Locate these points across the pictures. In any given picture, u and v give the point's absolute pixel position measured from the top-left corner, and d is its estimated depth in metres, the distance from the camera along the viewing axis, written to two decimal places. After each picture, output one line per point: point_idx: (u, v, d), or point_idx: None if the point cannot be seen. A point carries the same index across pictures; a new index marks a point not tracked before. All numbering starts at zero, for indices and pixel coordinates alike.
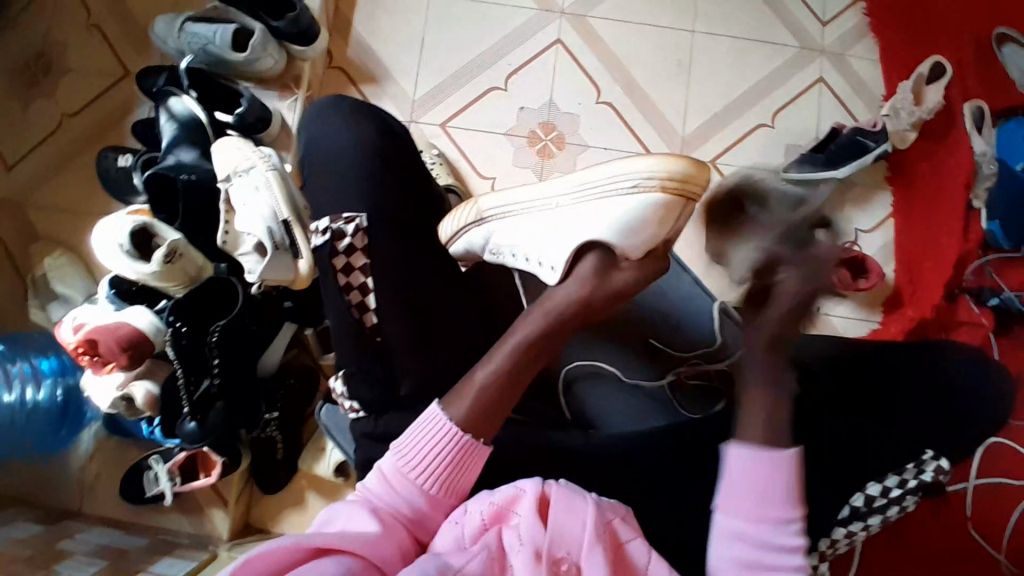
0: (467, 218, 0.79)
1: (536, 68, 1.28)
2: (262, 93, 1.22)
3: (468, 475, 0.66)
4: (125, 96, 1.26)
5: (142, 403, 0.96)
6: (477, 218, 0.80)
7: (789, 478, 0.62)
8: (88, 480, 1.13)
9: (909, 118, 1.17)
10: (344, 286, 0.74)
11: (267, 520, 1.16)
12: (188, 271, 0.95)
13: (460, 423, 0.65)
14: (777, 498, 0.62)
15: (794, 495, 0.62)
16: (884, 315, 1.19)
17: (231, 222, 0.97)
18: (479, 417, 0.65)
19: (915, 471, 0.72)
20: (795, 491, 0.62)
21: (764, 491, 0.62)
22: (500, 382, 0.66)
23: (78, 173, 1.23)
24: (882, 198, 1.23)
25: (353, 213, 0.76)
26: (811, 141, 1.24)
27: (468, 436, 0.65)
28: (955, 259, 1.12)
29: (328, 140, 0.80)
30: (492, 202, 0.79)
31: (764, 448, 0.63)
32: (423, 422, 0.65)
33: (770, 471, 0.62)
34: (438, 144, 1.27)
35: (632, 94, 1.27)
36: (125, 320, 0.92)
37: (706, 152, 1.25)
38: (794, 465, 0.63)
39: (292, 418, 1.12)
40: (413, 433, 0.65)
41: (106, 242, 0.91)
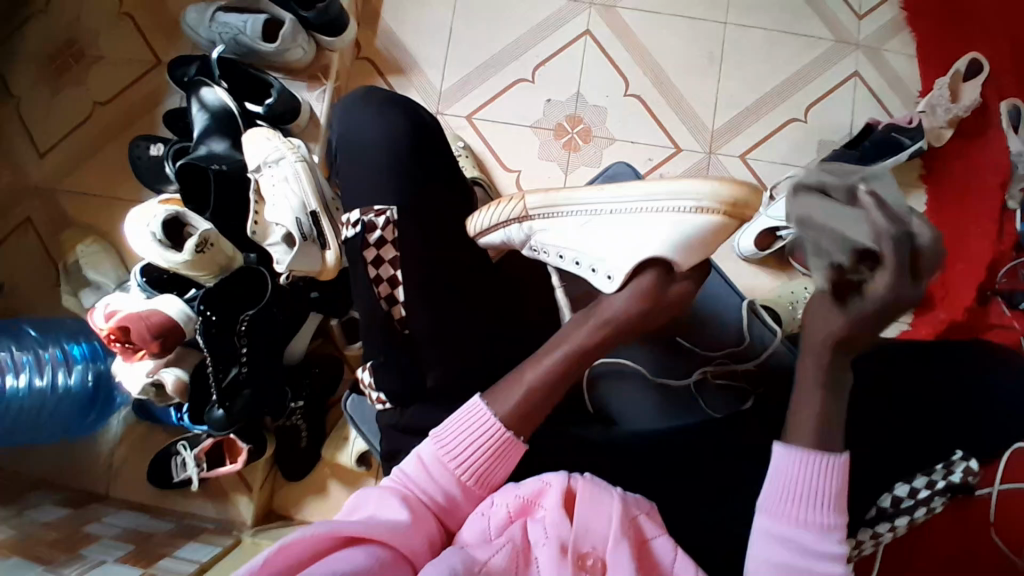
0: (509, 214, 0.77)
1: (563, 60, 1.27)
2: (292, 84, 1.24)
3: (502, 468, 0.66)
4: (156, 85, 1.27)
5: (172, 389, 0.97)
6: (521, 215, 0.77)
7: (835, 485, 0.62)
8: (117, 464, 1.15)
9: (946, 114, 1.15)
10: (373, 278, 0.75)
11: (289, 507, 1.17)
12: (219, 261, 0.96)
13: (500, 418, 0.66)
14: (821, 502, 0.61)
15: (839, 500, 0.61)
16: (914, 317, 1.15)
17: (259, 213, 0.98)
18: (519, 417, 0.66)
19: (944, 472, 0.72)
20: (839, 496, 0.61)
21: (805, 491, 0.62)
22: (550, 383, 0.67)
23: (109, 162, 1.25)
24: (914, 197, 1.20)
25: (385, 205, 0.76)
26: (844, 137, 1.22)
27: (509, 432, 0.66)
28: (986, 260, 1.11)
29: (363, 129, 0.79)
30: (538, 201, 0.77)
31: (808, 451, 0.63)
32: (463, 415, 0.67)
33: (815, 472, 0.62)
34: (463, 136, 1.26)
35: (661, 87, 1.25)
36: (157, 308, 0.93)
37: (734, 147, 1.23)
38: (842, 471, 0.62)
39: (317, 407, 1.14)
40: (453, 424, 0.67)
41: (139, 231, 0.91)
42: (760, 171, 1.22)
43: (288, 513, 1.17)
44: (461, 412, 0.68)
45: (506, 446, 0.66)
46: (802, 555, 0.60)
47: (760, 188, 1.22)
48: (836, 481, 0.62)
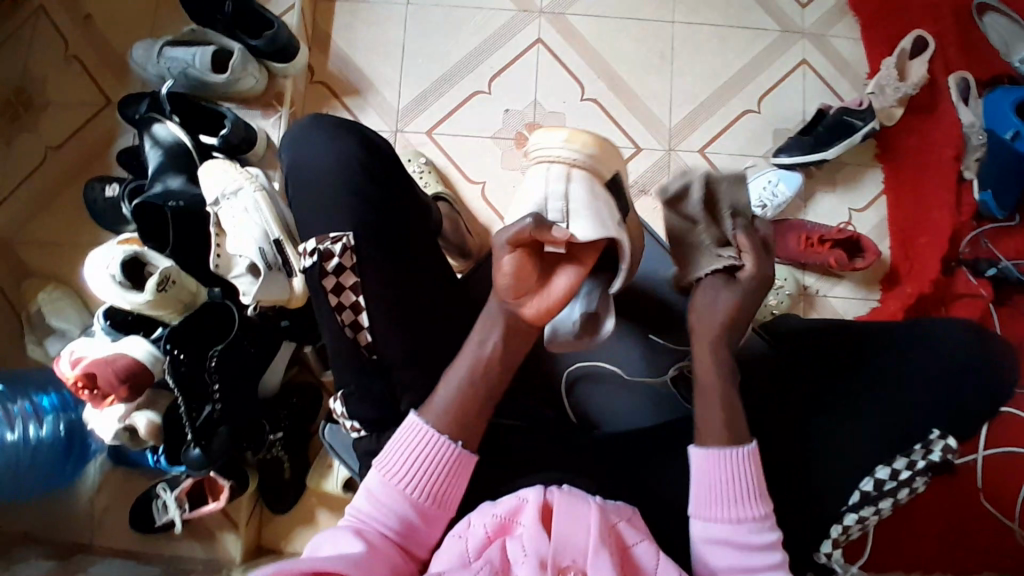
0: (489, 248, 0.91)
1: (518, 69, 1.28)
2: (246, 113, 1.23)
3: (456, 486, 0.68)
4: (109, 125, 1.25)
5: (146, 432, 0.95)
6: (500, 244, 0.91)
7: (750, 474, 0.66)
8: (97, 512, 1.13)
9: (895, 94, 1.16)
10: (335, 307, 0.74)
11: (278, 541, 1.15)
12: (181, 298, 0.94)
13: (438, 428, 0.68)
14: (745, 496, 0.65)
15: (759, 492, 0.66)
16: (884, 293, 1.17)
17: (221, 245, 0.96)
18: (454, 415, 0.68)
19: (923, 452, 0.74)
20: (758, 487, 0.66)
21: (730, 488, 0.66)
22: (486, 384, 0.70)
23: (67, 206, 1.23)
24: (871, 177, 1.22)
25: (340, 232, 0.75)
26: (799, 123, 1.24)
27: (456, 445, 0.68)
28: (949, 230, 1.14)
29: (313, 153, 0.79)
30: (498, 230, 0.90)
31: (722, 446, 0.67)
32: (403, 436, 0.68)
33: (727, 469, 0.66)
34: (425, 152, 1.26)
35: (616, 89, 1.26)
36: (122, 351, 0.92)
37: (693, 142, 1.24)
38: (753, 461, 0.67)
39: (298, 437, 1.12)
40: (395, 449, 0.68)
41: (98, 273, 0.90)
42: (720, 163, 1.23)
43: (277, 547, 1.14)
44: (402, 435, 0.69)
45: (455, 458, 0.68)
46: (741, 549, 0.64)
47: None
48: (750, 472, 0.66)
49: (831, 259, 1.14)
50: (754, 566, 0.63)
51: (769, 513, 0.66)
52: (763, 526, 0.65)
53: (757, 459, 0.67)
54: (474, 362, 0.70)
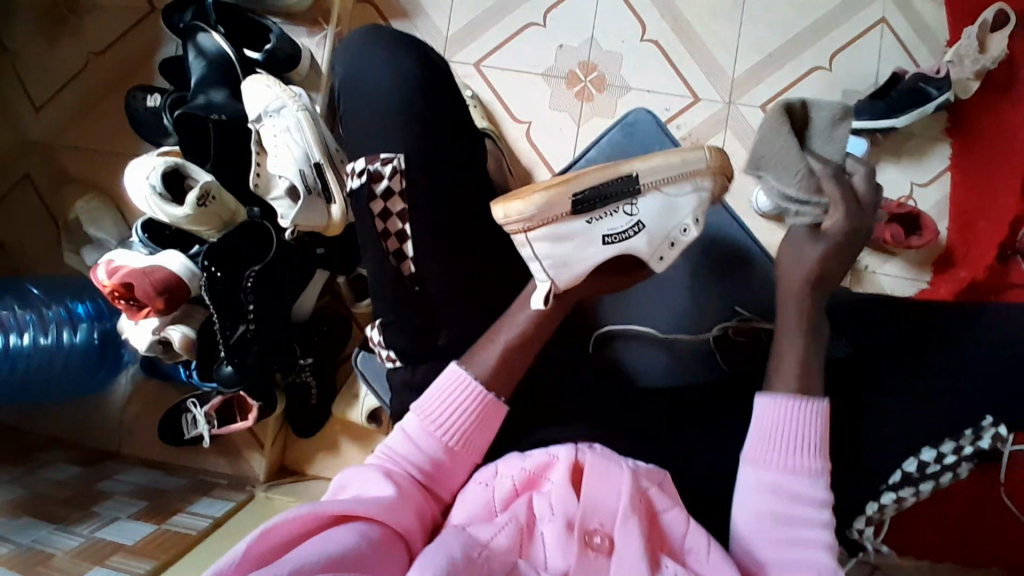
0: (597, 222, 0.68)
1: (576, 3, 1.20)
2: (291, 30, 1.19)
3: (485, 433, 0.67)
4: (149, 31, 1.20)
5: (180, 346, 0.94)
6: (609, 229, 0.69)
7: (817, 427, 0.63)
8: (126, 421, 1.15)
9: (973, 66, 1.09)
10: (381, 233, 0.72)
11: (301, 464, 1.17)
12: (221, 215, 0.93)
13: (480, 381, 0.67)
14: (808, 446, 0.63)
15: (823, 445, 0.63)
16: (934, 276, 1.13)
17: (262, 165, 0.95)
18: (498, 373, 0.68)
19: (973, 438, 0.68)
20: (824, 440, 0.63)
21: (791, 437, 0.63)
22: (522, 346, 0.69)
23: (105, 111, 1.20)
24: (941, 151, 1.16)
25: (392, 153, 0.72)
26: (870, 88, 1.17)
27: (489, 394, 0.67)
28: (1010, 218, 1.07)
29: (368, 72, 0.76)
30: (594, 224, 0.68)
31: (794, 396, 0.64)
32: (442, 384, 0.67)
33: (795, 418, 0.63)
34: (471, 85, 1.21)
35: (680, 34, 1.19)
36: (160, 264, 0.91)
37: (755, 98, 1.18)
38: (824, 416, 0.64)
39: (326, 364, 1.12)
40: (431, 397, 0.67)
41: (138, 182, 0.88)
42: None
43: (301, 469, 1.16)
44: (440, 384, 0.68)
45: (490, 409, 0.67)
46: (788, 505, 0.61)
47: None
48: (819, 426, 0.63)
49: (887, 233, 1.09)
50: (796, 532, 0.60)
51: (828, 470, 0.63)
52: (819, 480, 0.62)
53: (826, 418, 0.64)
54: (524, 330, 0.69)
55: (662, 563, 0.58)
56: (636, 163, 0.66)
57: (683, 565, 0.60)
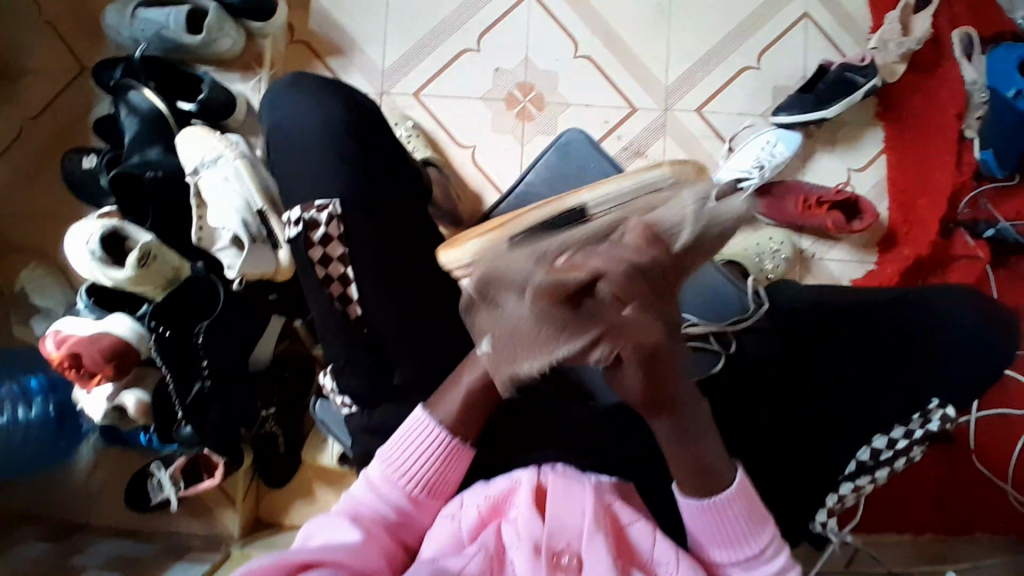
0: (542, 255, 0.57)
1: (508, 25, 1.22)
2: (223, 76, 1.19)
3: (450, 477, 0.67)
4: (85, 94, 1.20)
5: (136, 412, 0.94)
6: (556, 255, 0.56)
7: (748, 508, 0.62)
8: (93, 491, 1.12)
9: (898, 49, 1.13)
10: (323, 279, 0.71)
11: (278, 513, 1.15)
12: (165, 273, 0.92)
13: (442, 425, 0.66)
14: (747, 534, 0.62)
15: (756, 525, 0.62)
16: (879, 257, 1.15)
17: (203, 218, 0.95)
18: (458, 420, 0.66)
19: (921, 421, 0.70)
20: (754, 521, 0.62)
21: (727, 527, 0.62)
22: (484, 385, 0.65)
23: (45, 178, 1.18)
24: (873, 135, 1.18)
25: (326, 199, 0.72)
26: (800, 80, 1.20)
27: (455, 439, 0.66)
28: (948, 193, 1.11)
29: (294, 118, 0.76)
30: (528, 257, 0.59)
31: (706, 497, 0.62)
32: (408, 431, 0.67)
33: (726, 512, 0.62)
34: (412, 115, 1.22)
35: (612, 47, 1.21)
36: (107, 330, 0.89)
37: (691, 101, 1.20)
38: (744, 495, 0.62)
39: (291, 411, 1.11)
40: (399, 442, 0.67)
41: (77, 248, 0.88)
42: (718, 124, 1.20)
43: (276, 521, 1.14)
44: (404, 429, 0.67)
45: (457, 451, 0.66)
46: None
47: (719, 140, 1.19)
48: (750, 509, 0.62)
49: (829, 221, 1.11)
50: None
51: (768, 543, 0.63)
52: (768, 552, 0.63)
53: (747, 491, 0.62)
54: (480, 373, 0.65)
55: None
56: (585, 194, 0.66)
57: None
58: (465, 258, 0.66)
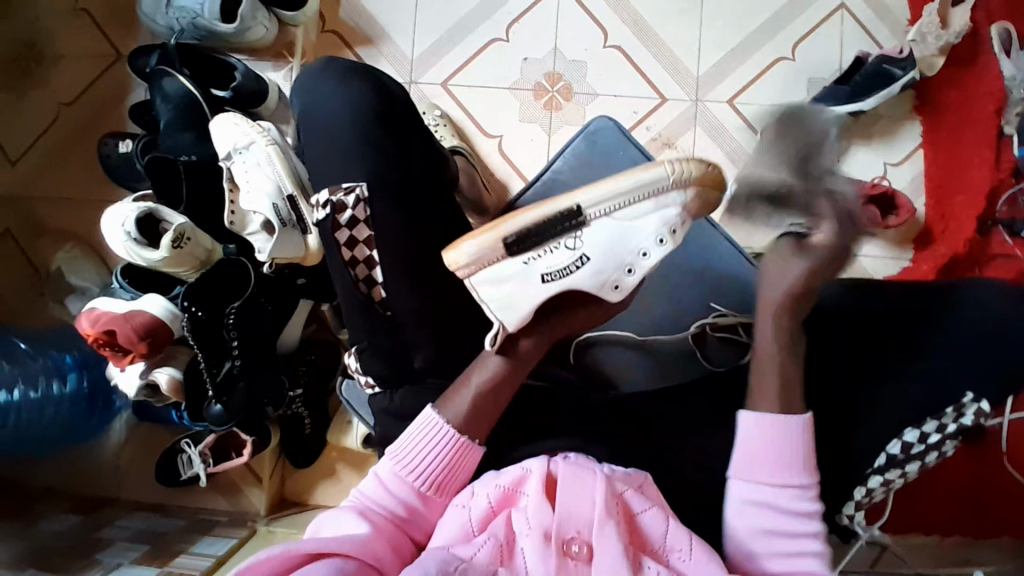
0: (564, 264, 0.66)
1: (537, 15, 1.22)
2: (257, 65, 1.21)
3: (461, 476, 0.68)
4: (121, 79, 1.23)
5: (167, 388, 0.96)
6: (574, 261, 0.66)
7: (797, 444, 0.65)
8: (124, 465, 1.16)
9: (936, 43, 1.10)
10: (349, 261, 0.72)
11: (301, 493, 1.17)
12: (198, 255, 0.95)
13: (454, 426, 0.67)
14: (792, 465, 0.65)
15: (809, 462, 0.65)
16: (914, 253, 1.13)
17: (236, 202, 0.95)
18: (470, 418, 0.67)
19: (954, 416, 0.68)
20: (809, 458, 0.65)
21: (766, 455, 0.65)
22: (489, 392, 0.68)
23: (82, 162, 1.21)
24: (910, 129, 1.16)
25: (353, 182, 0.73)
26: (834, 72, 1.17)
27: (465, 436, 0.67)
28: (986, 190, 1.08)
29: (324, 103, 0.77)
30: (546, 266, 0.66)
31: (780, 416, 0.66)
32: (418, 429, 0.67)
33: (781, 435, 0.65)
34: (440, 103, 1.22)
35: (642, 37, 1.20)
36: (141, 309, 0.93)
37: (721, 92, 1.18)
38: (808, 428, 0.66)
39: (317, 394, 1.11)
40: (407, 440, 0.67)
41: (112, 228, 0.90)
42: (748, 116, 1.18)
43: (301, 500, 1.16)
44: (415, 426, 0.68)
45: (465, 449, 0.67)
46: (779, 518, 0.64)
47: (749, 132, 1.18)
48: (803, 442, 0.65)
49: None
50: (796, 544, 0.63)
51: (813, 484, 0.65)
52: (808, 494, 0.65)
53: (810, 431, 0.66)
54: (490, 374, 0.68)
55: (646, 566, 0.58)
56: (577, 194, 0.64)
57: (668, 566, 0.60)
58: (464, 261, 0.66)
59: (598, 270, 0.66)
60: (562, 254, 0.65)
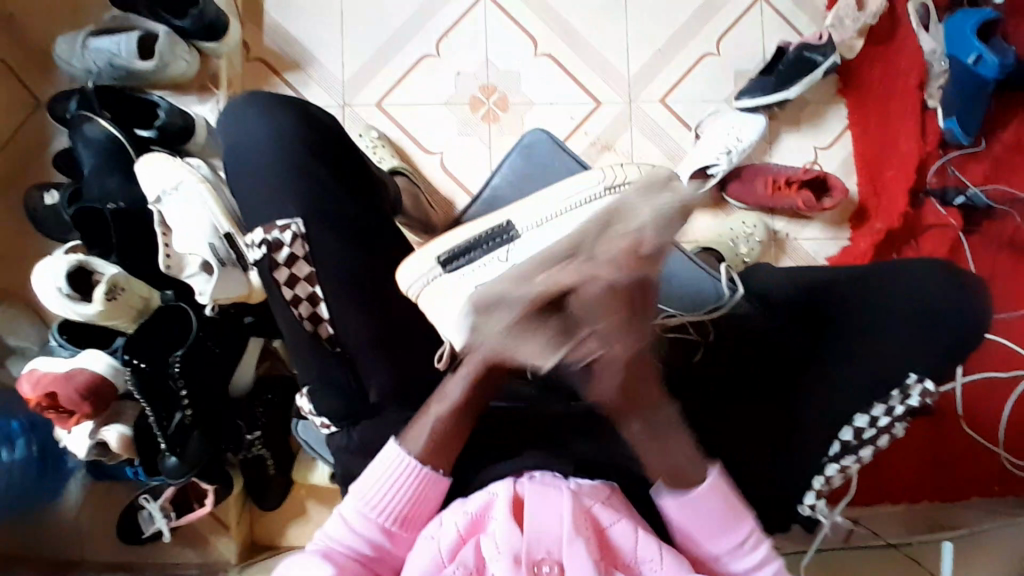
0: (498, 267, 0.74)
1: (465, 27, 1.21)
2: (182, 100, 1.17)
3: (428, 509, 0.66)
4: (42, 128, 1.18)
5: (117, 446, 0.93)
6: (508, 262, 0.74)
7: (719, 504, 0.66)
8: (82, 529, 1.11)
9: (854, 25, 1.14)
10: (291, 300, 0.70)
11: (274, 535, 1.14)
12: (136, 304, 0.92)
13: (419, 457, 0.66)
14: (717, 527, 0.66)
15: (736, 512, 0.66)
16: (852, 232, 1.16)
17: (169, 245, 0.91)
18: (433, 447, 0.66)
19: (902, 398, 0.69)
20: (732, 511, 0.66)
21: (702, 524, 0.65)
22: (454, 418, 0.67)
23: (8, 217, 1.16)
24: (836, 112, 1.19)
25: (287, 219, 0.70)
26: (760, 63, 1.20)
27: (428, 468, 0.66)
28: (915, 162, 1.12)
29: (243, 142, 0.75)
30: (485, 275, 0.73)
31: (684, 491, 0.66)
32: (383, 464, 0.66)
33: (703, 507, 0.66)
34: (376, 124, 1.21)
35: (572, 42, 1.21)
36: (80, 366, 0.89)
37: (654, 91, 1.20)
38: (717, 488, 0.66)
39: (278, 433, 1.08)
40: (373, 475, 0.66)
41: (43, 286, 0.87)
42: (683, 112, 1.20)
43: (273, 542, 1.13)
44: (380, 460, 0.67)
45: (431, 482, 0.66)
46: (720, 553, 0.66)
47: (685, 128, 1.20)
48: (720, 503, 0.66)
49: (799, 200, 1.11)
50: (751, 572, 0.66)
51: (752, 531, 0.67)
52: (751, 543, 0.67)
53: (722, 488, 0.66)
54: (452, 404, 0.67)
55: None
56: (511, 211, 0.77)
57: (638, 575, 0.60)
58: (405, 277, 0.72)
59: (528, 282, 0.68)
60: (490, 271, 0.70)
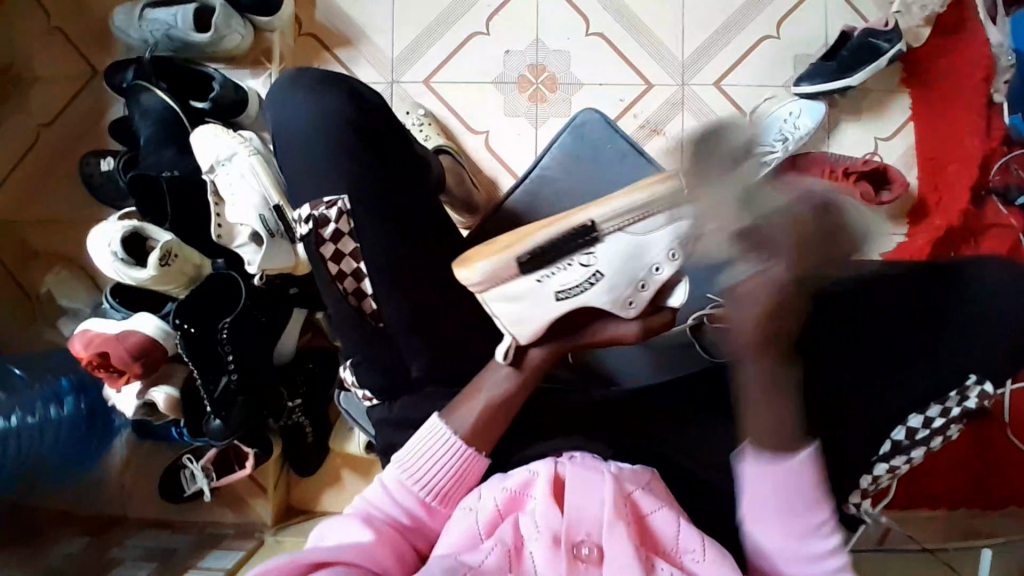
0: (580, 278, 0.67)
1: (518, 5, 1.20)
2: (234, 73, 1.18)
3: (467, 488, 0.67)
4: (99, 95, 1.21)
5: (165, 406, 0.96)
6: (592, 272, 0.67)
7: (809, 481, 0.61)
8: (128, 484, 1.15)
9: (921, 13, 1.10)
10: (336, 276, 0.71)
11: (308, 502, 1.17)
12: (187, 271, 0.95)
13: (464, 436, 0.66)
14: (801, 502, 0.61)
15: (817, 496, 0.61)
16: (908, 227, 1.11)
17: (222, 214, 0.94)
18: (478, 430, 0.67)
19: (959, 400, 0.67)
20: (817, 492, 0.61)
21: (784, 498, 0.61)
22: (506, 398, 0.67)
23: (66, 181, 1.20)
24: (900, 102, 1.13)
25: (335, 195, 0.71)
26: (821, 49, 1.16)
27: (472, 448, 0.66)
28: (978, 158, 1.09)
29: (299, 113, 0.75)
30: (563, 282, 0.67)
31: (773, 457, 0.61)
32: (426, 439, 0.66)
33: (782, 480, 0.61)
34: (423, 102, 1.20)
35: (625, 23, 1.18)
36: (132, 328, 0.92)
37: (707, 75, 1.17)
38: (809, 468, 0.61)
39: (317, 402, 1.10)
40: (416, 449, 0.66)
41: (99, 247, 0.89)
42: (736, 98, 1.16)
43: (308, 507, 1.16)
44: (422, 434, 0.67)
45: (473, 463, 0.66)
46: (795, 546, 0.62)
47: (738, 114, 1.16)
48: (808, 480, 0.61)
49: (859, 190, 1.05)
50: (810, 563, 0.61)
51: (827, 520, 0.62)
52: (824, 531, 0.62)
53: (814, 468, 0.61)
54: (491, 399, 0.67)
55: (653, 565, 0.57)
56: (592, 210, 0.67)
57: (676, 564, 0.59)
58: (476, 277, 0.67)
59: (611, 286, 0.67)
60: (575, 271, 0.67)
